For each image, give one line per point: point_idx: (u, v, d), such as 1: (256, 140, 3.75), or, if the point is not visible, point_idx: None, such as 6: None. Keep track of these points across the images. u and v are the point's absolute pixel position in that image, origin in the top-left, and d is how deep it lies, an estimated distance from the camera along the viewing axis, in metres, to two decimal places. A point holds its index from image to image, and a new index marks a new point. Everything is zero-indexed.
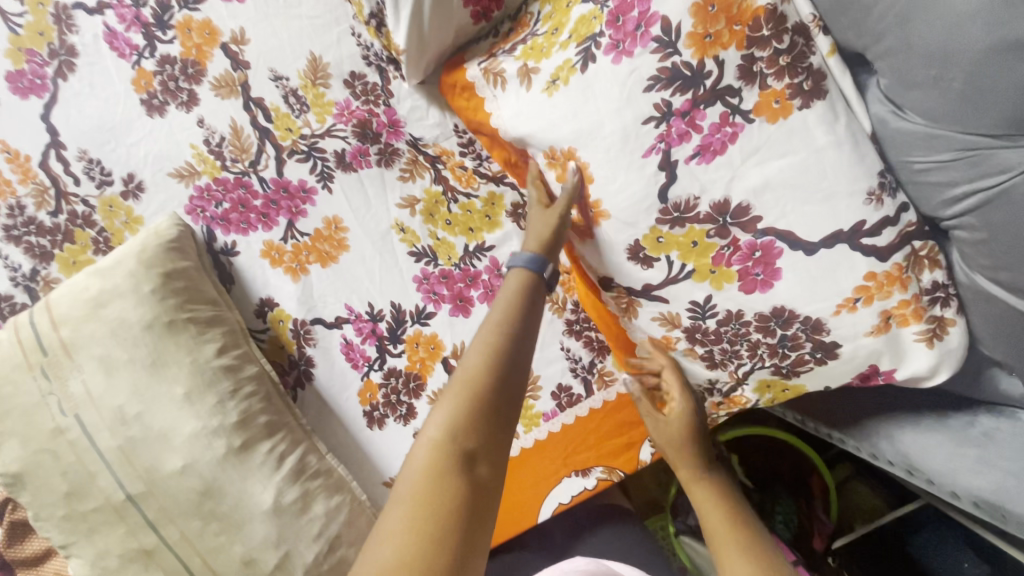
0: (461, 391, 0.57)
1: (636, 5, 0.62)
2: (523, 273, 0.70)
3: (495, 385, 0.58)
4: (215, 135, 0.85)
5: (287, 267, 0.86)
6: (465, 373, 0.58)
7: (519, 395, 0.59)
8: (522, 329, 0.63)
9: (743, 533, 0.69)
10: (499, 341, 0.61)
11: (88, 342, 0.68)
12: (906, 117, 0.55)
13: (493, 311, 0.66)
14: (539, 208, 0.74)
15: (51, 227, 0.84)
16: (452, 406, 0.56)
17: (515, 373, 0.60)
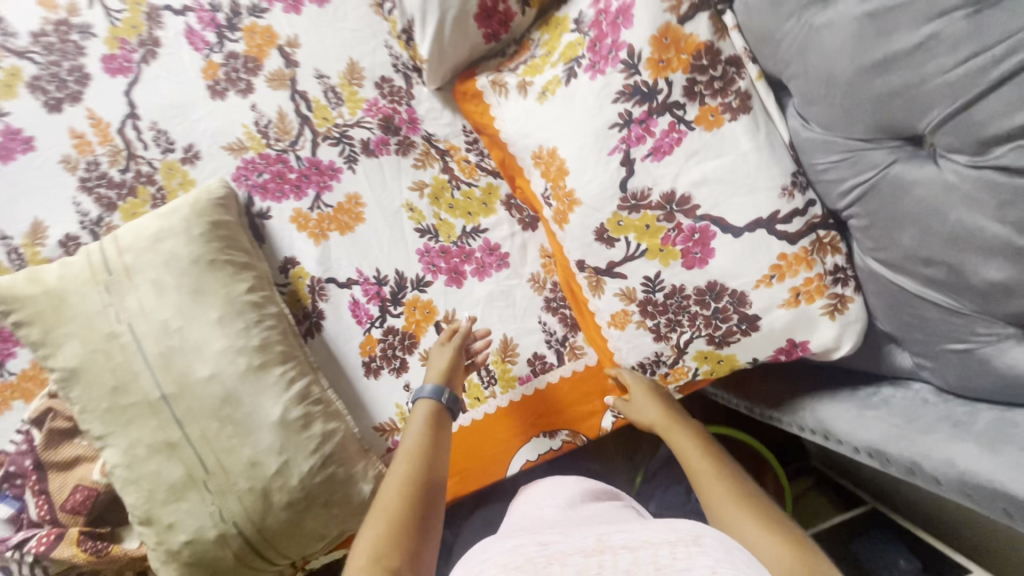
0: (385, 515, 0.70)
1: (610, 35, 0.80)
2: (428, 405, 0.87)
3: (412, 505, 0.72)
4: (264, 119, 1.02)
5: (310, 232, 1.02)
6: (386, 500, 0.72)
7: (431, 512, 0.73)
8: (432, 460, 0.79)
9: (723, 472, 0.76)
10: (410, 469, 0.76)
11: (145, 267, 0.83)
12: (812, 129, 0.70)
13: (406, 445, 0.81)
14: (440, 344, 0.94)
15: (119, 182, 1.00)
16: (379, 525, 0.68)
17: (428, 497, 0.74)
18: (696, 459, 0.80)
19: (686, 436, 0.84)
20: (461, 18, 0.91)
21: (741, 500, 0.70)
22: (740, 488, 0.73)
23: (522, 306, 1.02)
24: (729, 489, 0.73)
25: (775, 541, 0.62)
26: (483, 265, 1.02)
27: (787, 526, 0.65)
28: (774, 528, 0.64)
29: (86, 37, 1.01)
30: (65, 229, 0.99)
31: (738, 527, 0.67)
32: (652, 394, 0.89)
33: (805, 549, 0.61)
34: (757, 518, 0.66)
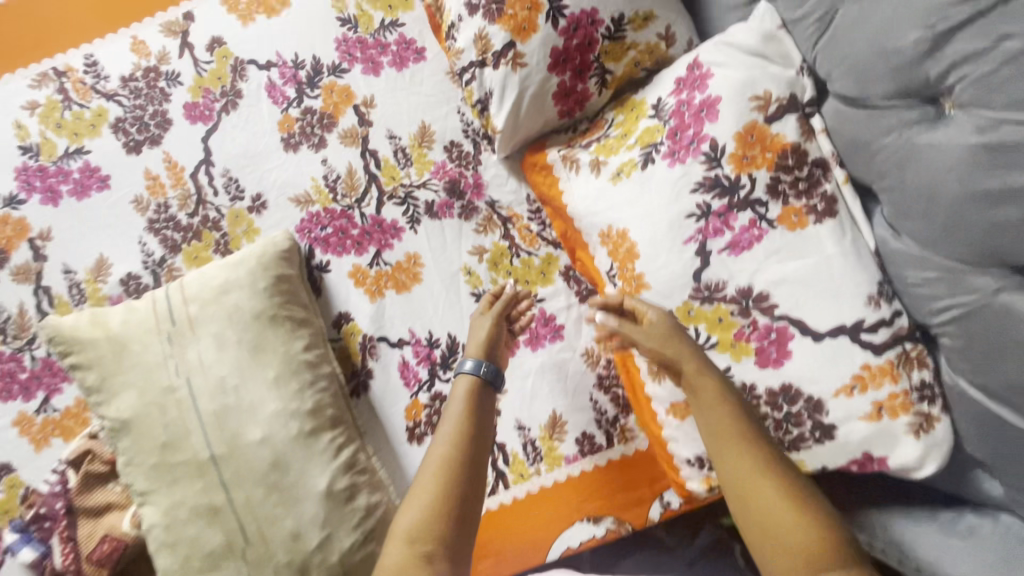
0: (428, 501, 0.68)
1: (692, 126, 0.80)
2: (467, 382, 0.81)
3: (451, 492, 0.68)
4: (333, 174, 1.03)
5: (367, 288, 1.01)
6: (426, 482, 0.69)
7: (474, 497, 0.70)
8: (477, 441, 0.74)
9: (749, 435, 0.68)
10: (451, 453, 0.72)
11: (209, 320, 0.82)
12: (902, 240, 0.68)
13: (448, 418, 0.77)
14: (479, 315, 0.91)
15: (186, 225, 1.02)
16: (420, 511, 0.67)
17: (472, 483, 0.70)
18: (717, 413, 0.70)
19: (711, 378, 0.73)
20: (540, 94, 0.92)
21: (771, 484, 0.64)
22: (767, 460, 0.66)
23: (574, 381, 0.99)
24: (756, 461, 0.66)
25: (806, 547, 0.60)
26: (537, 336, 1.00)
27: (819, 517, 0.61)
28: (808, 528, 0.61)
29: (173, 84, 1.05)
30: (128, 268, 1.00)
31: (766, 523, 0.62)
32: (675, 337, 0.76)
33: (838, 552, 0.59)
34: (787, 513, 0.62)
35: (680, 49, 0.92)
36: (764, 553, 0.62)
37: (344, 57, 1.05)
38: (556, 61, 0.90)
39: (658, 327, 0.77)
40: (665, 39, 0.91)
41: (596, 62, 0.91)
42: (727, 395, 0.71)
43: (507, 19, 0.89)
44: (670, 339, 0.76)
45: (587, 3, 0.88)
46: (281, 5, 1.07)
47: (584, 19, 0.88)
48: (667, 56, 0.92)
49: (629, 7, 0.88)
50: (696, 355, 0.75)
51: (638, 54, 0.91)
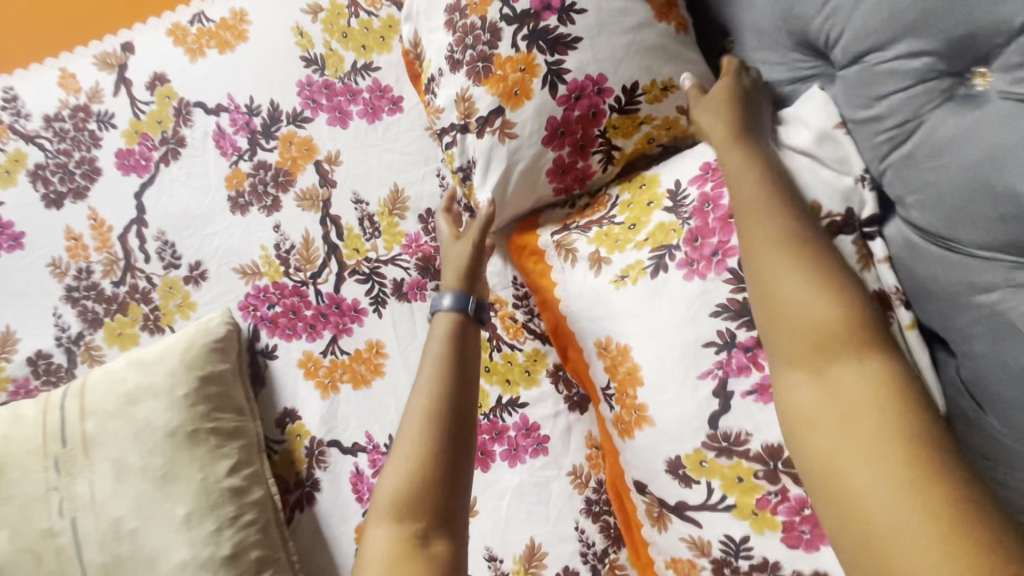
0: (414, 466, 0.57)
1: (717, 233, 0.65)
2: (447, 318, 0.69)
3: (437, 449, 0.58)
4: (286, 242, 0.88)
5: (319, 381, 0.86)
6: (405, 447, 0.58)
7: (465, 440, 0.60)
8: (460, 383, 0.62)
9: (777, 192, 0.55)
10: (435, 405, 0.60)
11: (108, 441, 0.68)
12: (985, 418, 0.49)
13: (426, 363, 0.65)
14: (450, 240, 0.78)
15: (110, 295, 0.87)
16: (405, 477, 0.56)
17: (463, 432, 0.60)
18: (744, 182, 0.57)
19: (746, 146, 0.59)
20: (533, 170, 0.76)
21: (790, 243, 0.52)
22: (790, 213, 0.54)
23: (557, 505, 0.83)
24: (781, 218, 0.54)
25: (831, 348, 0.48)
26: (515, 448, 0.86)
27: (849, 293, 0.49)
28: (837, 321, 0.48)
29: (105, 127, 0.89)
30: (38, 344, 0.86)
31: (784, 315, 0.50)
32: (716, 107, 0.62)
33: (869, 342, 0.48)
34: (806, 279, 0.50)
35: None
36: (775, 351, 0.51)
37: (307, 103, 0.90)
38: (553, 133, 0.74)
39: (716, 92, 0.64)
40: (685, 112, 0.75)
41: (601, 137, 0.75)
42: (761, 155, 0.58)
43: (496, 79, 0.73)
44: (726, 96, 0.62)
45: (593, 66, 0.72)
46: (236, 37, 0.91)
47: (588, 85, 0.72)
48: (687, 133, 0.76)
49: (644, 74, 0.72)
50: (734, 127, 0.60)
51: (652, 129, 0.75)
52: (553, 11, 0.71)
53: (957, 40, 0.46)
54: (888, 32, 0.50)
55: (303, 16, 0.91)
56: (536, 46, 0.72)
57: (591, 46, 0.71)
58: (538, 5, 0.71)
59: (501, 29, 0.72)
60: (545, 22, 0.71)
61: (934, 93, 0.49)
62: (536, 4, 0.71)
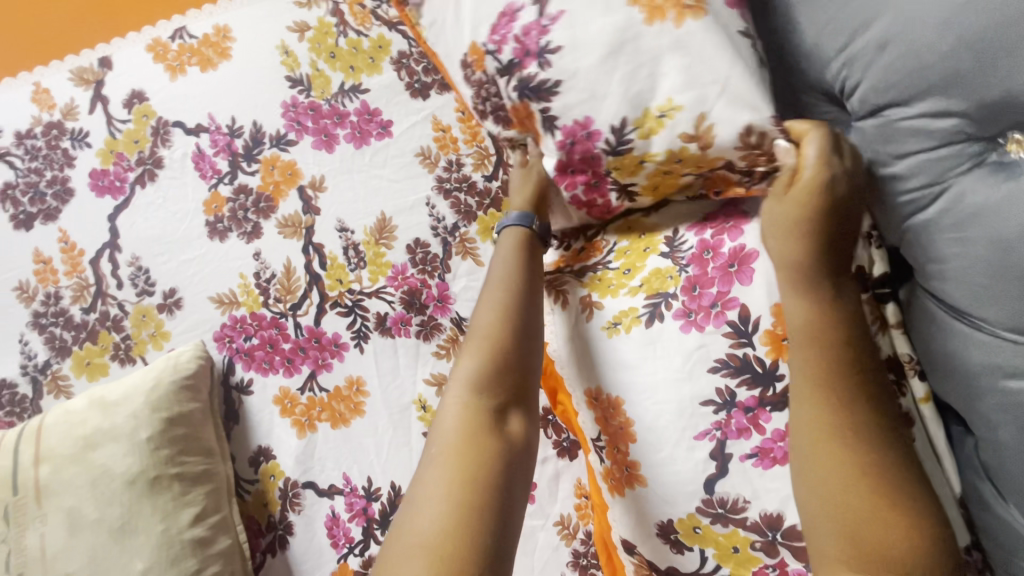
0: (485, 346, 0.62)
1: (716, 283, 0.61)
2: (516, 232, 0.71)
3: (506, 341, 0.62)
4: (266, 271, 0.84)
5: (295, 419, 0.82)
6: (483, 329, 0.63)
7: (533, 341, 0.64)
8: (530, 288, 0.67)
9: (842, 356, 0.52)
10: (507, 298, 0.65)
11: (62, 490, 0.64)
12: (1007, 508, 0.47)
13: (498, 266, 0.69)
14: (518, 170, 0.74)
15: (79, 322, 0.82)
16: (479, 357, 0.61)
17: (527, 330, 0.64)
18: (808, 350, 0.53)
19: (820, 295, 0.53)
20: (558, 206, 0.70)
21: (842, 420, 0.50)
22: (854, 389, 0.51)
23: (543, 556, 0.79)
24: (839, 387, 0.51)
25: (878, 543, 0.47)
26: None
27: (899, 482, 0.49)
28: (891, 522, 0.47)
29: (78, 145, 0.86)
30: (4, 372, 0.82)
31: (834, 502, 0.49)
32: (787, 234, 0.54)
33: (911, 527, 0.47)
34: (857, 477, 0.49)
35: (724, 146, 0.56)
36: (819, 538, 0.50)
37: (291, 125, 0.86)
38: (561, 175, 0.64)
39: (795, 206, 0.54)
40: (696, 134, 0.56)
41: (609, 177, 0.62)
42: (839, 304, 0.53)
43: (516, 123, 0.66)
44: (807, 219, 0.53)
45: (578, 109, 0.59)
46: (218, 55, 0.88)
47: (578, 129, 0.60)
48: (709, 159, 0.57)
49: (632, 105, 0.57)
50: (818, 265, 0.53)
51: (668, 165, 0.59)
52: (533, 55, 0.59)
53: (990, 103, 0.43)
54: (912, 88, 0.46)
55: (289, 34, 0.88)
56: (524, 97, 0.61)
57: (572, 87, 0.58)
58: (519, 49, 0.59)
59: (496, 83, 0.62)
60: (527, 70, 0.59)
61: (962, 157, 0.45)
62: (517, 50, 0.59)
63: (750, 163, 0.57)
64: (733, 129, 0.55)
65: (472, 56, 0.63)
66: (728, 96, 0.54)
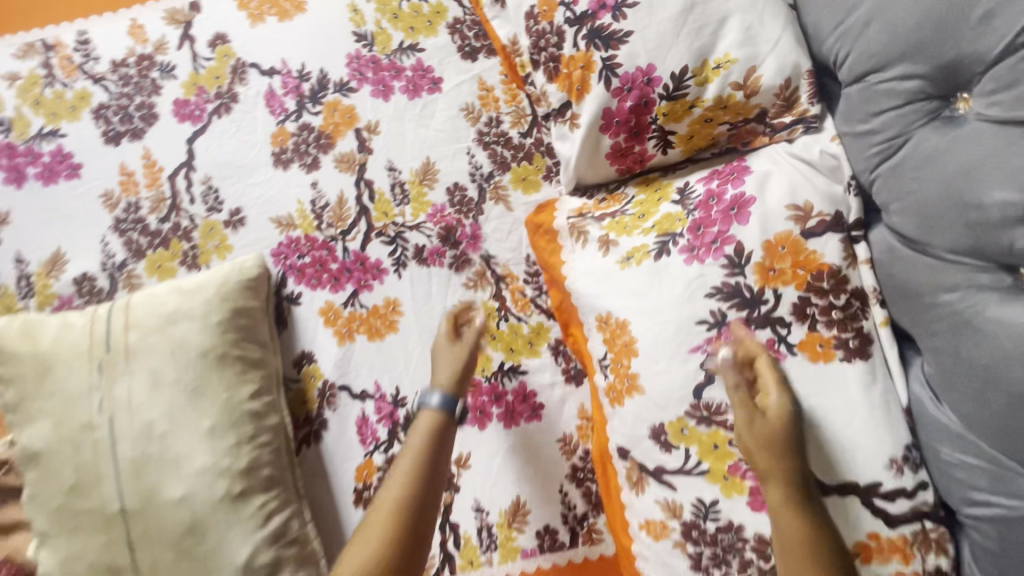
0: (386, 523, 0.68)
1: (718, 223, 0.71)
2: (431, 418, 0.77)
3: (400, 540, 0.68)
4: (322, 200, 0.95)
5: (337, 330, 0.93)
6: (380, 518, 0.69)
7: (427, 514, 0.71)
8: (423, 499, 0.71)
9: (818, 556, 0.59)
10: (404, 496, 0.70)
11: (147, 353, 0.74)
12: (940, 408, 0.58)
13: (403, 459, 0.74)
14: (446, 343, 0.84)
15: (155, 230, 0.94)
16: (371, 547, 0.67)
17: (422, 518, 0.70)
18: (796, 558, 0.59)
19: (805, 513, 0.61)
20: (595, 158, 0.83)
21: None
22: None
23: (545, 467, 0.90)
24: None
25: None
26: (512, 411, 0.91)
27: None
28: None
29: (166, 76, 0.97)
30: (84, 267, 0.92)
31: None
32: (770, 450, 0.62)
33: None
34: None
35: (765, 95, 0.72)
36: None
37: (353, 74, 0.97)
38: (609, 122, 0.79)
39: (770, 424, 0.63)
40: (744, 85, 0.73)
41: (654, 124, 0.77)
42: (817, 518, 0.61)
43: (563, 76, 0.81)
44: (782, 439, 0.62)
45: (643, 57, 0.74)
46: (295, 8, 1.00)
47: (639, 77, 0.75)
48: (749, 106, 0.74)
49: (694, 56, 0.73)
50: (798, 486, 0.61)
51: (715, 111, 0.74)
52: (609, 9, 0.76)
53: (945, 64, 0.53)
54: (888, 55, 0.57)
55: None
56: (593, 45, 0.77)
57: (642, 37, 0.74)
58: (595, 4, 0.77)
59: (565, 31, 0.79)
60: (601, 20, 0.76)
61: (922, 113, 0.56)
62: (593, 4, 0.77)
63: (776, 115, 0.74)
64: (773, 82, 0.72)
65: (542, 8, 0.82)
66: (776, 54, 0.71)
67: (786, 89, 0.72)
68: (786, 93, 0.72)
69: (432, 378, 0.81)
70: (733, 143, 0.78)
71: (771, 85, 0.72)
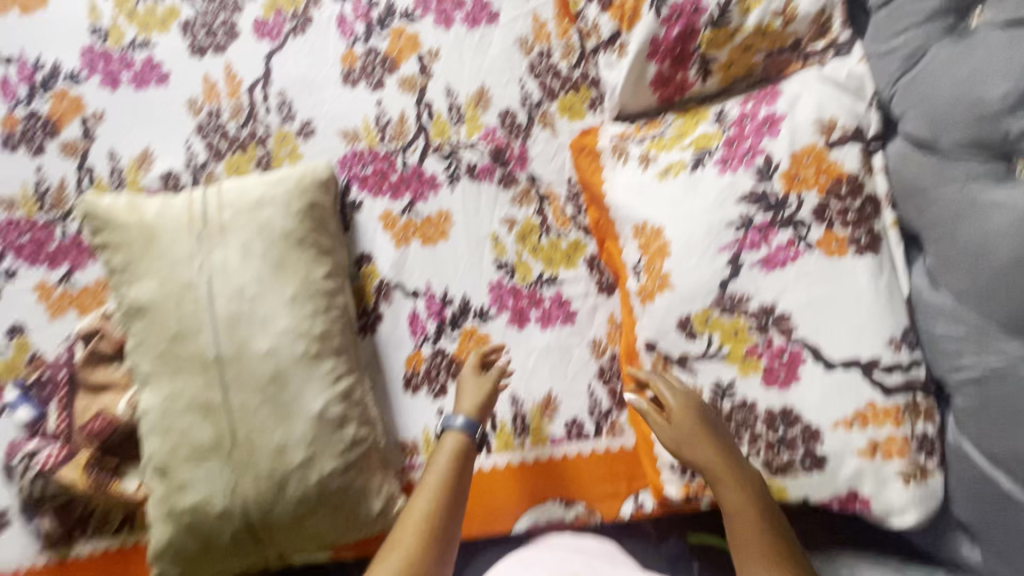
0: (418, 533, 0.77)
1: (750, 138, 0.80)
2: (456, 439, 0.84)
3: (428, 548, 0.76)
4: (385, 117, 1.04)
5: (394, 234, 1.02)
6: (414, 522, 0.77)
7: (452, 523, 0.79)
8: (449, 511, 0.79)
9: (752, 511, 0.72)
10: (433, 509, 0.79)
11: (238, 230, 0.85)
12: (937, 292, 0.68)
13: (432, 475, 0.82)
14: (472, 373, 0.90)
15: (234, 136, 1.03)
16: (405, 551, 0.75)
17: (446, 529, 0.78)
18: (740, 515, 0.72)
19: (730, 480, 0.74)
20: (639, 85, 0.91)
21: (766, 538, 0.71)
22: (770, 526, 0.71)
23: (576, 366, 1.00)
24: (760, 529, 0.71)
25: None
26: (549, 316, 1.01)
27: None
28: None
29: None
30: (169, 165, 1.02)
31: None
32: (691, 443, 0.76)
33: None
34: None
35: (800, 22, 0.82)
36: None
37: (419, 5, 1.06)
38: (655, 50, 0.87)
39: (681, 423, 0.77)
40: (783, 13, 0.82)
41: (698, 52, 0.86)
42: (742, 479, 0.74)
43: (617, 6, 0.91)
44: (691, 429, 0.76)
45: None
46: None
47: (687, 6, 0.84)
48: (785, 34, 0.83)
49: None
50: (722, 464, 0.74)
51: (755, 38, 0.84)
52: None
53: None
54: None
55: None
56: None
57: None
58: None
59: None
60: None
61: (940, 29, 0.67)
62: None
63: (809, 43, 0.83)
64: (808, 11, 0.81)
65: None
66: None
67: (820, 18, 0.82)
68: (820, 21, 0.82)
69: (459, 403, 0.88)
70: (768, 72, 0.87)
71: (807, 14, 0.81)
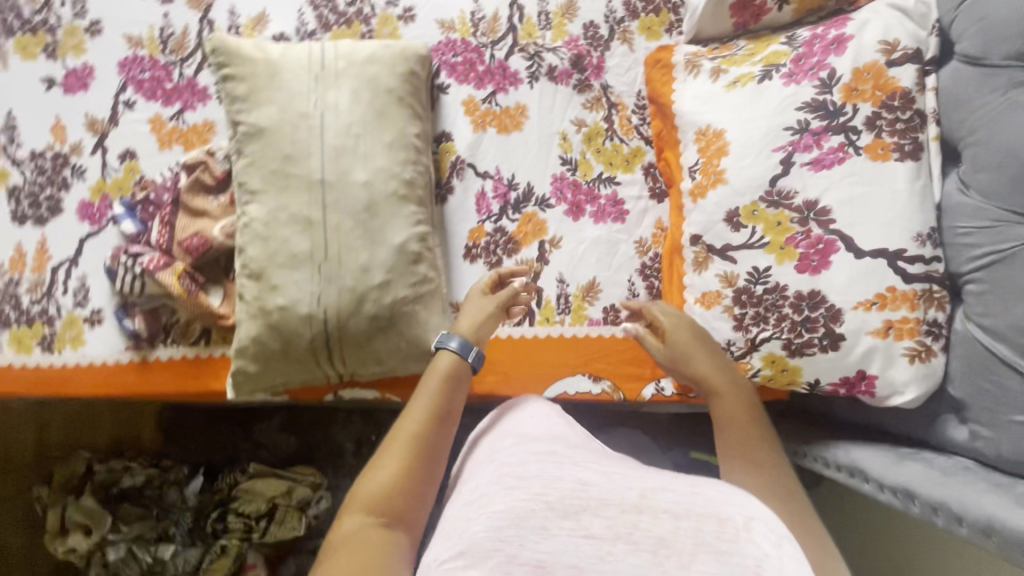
0: (406, 446, 0.68)
1: (818, 55, 0.89)
2: (451, 358, 0.81)
3: (419, 458, 0.68)
4: (480, 13, 1.14)
5: (474, 119, 1.13)
6: (404, 436, 0.69)
7: (443, 441, 0.71)
8: (442, 423, 0.72)
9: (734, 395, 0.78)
10: (424, 424, 0.71)
11: (350, 78, 0.96)
12: (965, 195, 0.79)
13: (420, 399, 0.74)
14: (479, 293, 0.94)
15: (342, 11, 1.14)
16: (394, 465, 0.66)
17: (438, 448, 0.70)
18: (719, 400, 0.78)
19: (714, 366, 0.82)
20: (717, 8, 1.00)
21: (751, 424, 0.73)
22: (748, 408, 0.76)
23: (620, 259, 1.10)
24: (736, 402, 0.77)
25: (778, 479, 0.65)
26: (603, 212, 1.11)
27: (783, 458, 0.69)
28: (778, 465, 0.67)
29: None
30: (281, 29, 1.13)
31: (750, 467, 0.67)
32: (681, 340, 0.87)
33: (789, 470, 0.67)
34: (756, 444, 0.70)
35: None
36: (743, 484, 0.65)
37: None
38: None
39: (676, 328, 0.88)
40: None
41: None
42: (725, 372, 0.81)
43: None
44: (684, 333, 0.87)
45: None
46: None
47: None
48: None
49: None
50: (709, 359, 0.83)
51: None
52: None
53: None
54: None
55: None
56: None
57: None
58: None
59: None
60: None
61: None
62: None
63: None
64: None
65: None
66: None
67: None
68: None
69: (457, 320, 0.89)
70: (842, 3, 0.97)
71: None
